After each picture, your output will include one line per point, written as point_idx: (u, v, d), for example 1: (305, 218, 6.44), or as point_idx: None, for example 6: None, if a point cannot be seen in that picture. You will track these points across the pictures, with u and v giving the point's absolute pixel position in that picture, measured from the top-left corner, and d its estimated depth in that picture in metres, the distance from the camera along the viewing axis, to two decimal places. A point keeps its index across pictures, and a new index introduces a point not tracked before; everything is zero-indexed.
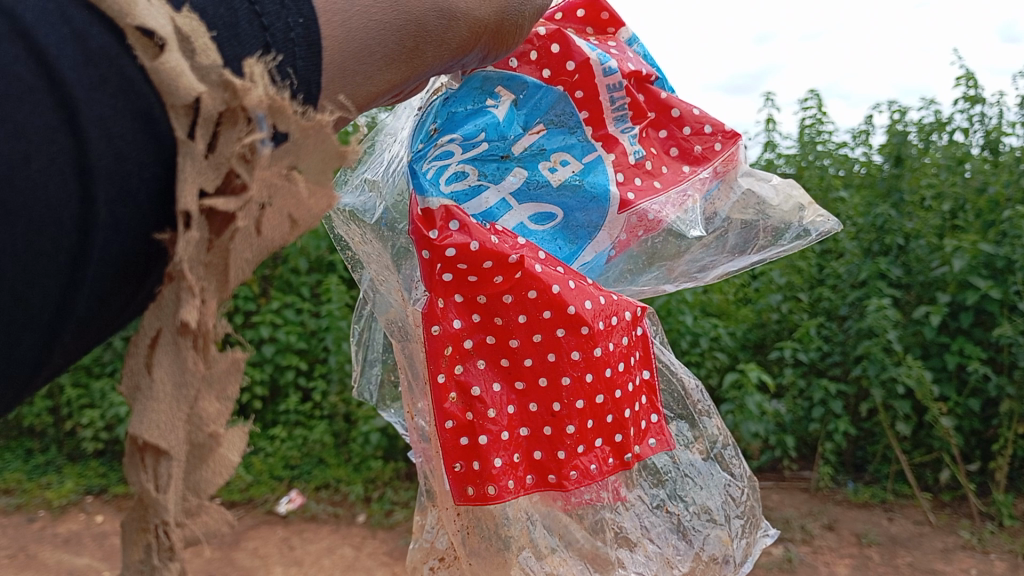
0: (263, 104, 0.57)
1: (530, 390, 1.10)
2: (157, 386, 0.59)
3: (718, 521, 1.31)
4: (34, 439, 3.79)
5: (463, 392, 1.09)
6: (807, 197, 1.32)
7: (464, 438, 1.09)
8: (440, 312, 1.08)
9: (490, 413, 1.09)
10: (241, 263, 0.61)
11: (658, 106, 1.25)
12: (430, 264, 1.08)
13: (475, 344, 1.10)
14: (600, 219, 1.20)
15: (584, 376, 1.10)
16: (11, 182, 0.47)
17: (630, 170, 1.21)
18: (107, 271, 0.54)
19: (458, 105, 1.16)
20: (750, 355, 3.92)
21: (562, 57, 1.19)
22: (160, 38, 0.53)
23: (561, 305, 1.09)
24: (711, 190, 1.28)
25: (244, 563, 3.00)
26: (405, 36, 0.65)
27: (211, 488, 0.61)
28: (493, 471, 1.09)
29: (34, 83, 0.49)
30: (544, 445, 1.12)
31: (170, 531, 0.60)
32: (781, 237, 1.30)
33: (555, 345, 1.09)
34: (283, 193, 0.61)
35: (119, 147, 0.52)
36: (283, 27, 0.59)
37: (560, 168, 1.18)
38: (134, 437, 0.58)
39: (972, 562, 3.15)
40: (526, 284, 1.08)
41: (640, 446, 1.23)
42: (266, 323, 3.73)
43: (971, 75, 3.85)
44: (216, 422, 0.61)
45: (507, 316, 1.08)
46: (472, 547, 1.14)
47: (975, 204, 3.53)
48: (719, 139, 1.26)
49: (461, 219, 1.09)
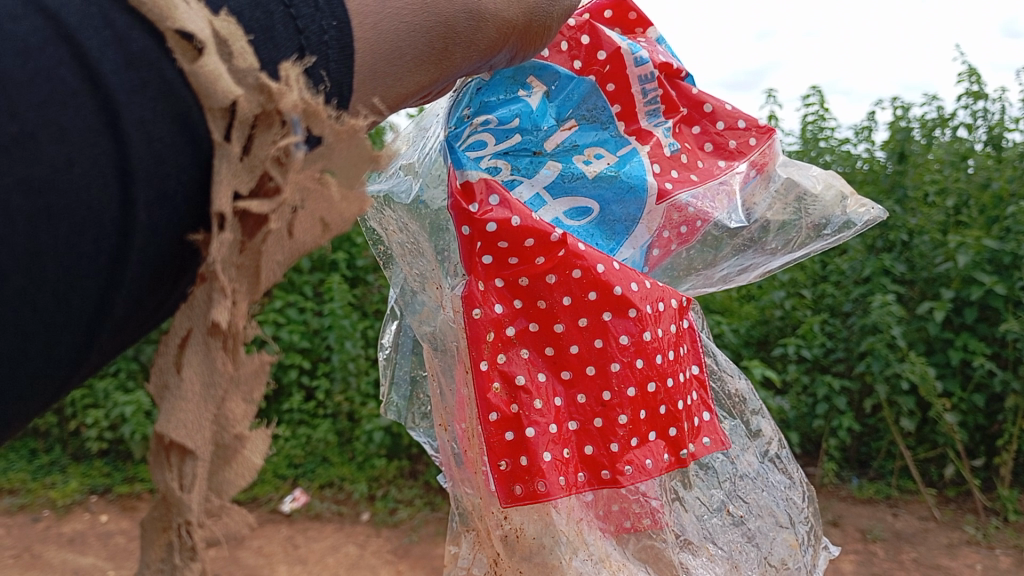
0: (298, 107, 0.57)
1: (577, 379, 1.10)
2: (186, 385, 0.58)
3: (782, 526, 1.31)
4: (39, 440, 3.79)
5: (507, 382, 1.08)
6: (847, 187, 1.31)
7: (510, 433, 1.08)
8: (480, 295, 1.09)
9: (536, 404, 1.08)
10: (272, 264, 0.61)
11: (691, 102, 1.25)
12: (470, 240, 1.10)
13: (518, 331, 1.10)
14: (637, 212, 1.18)
15: (634, 362, 1.10)
16: (54, 184, 0.48)
17: (666, 162, 1.21)
18: (144, 271, 0.54)
19: (491, 94, 1.15)
20: (753, 352, 3.95)
21: (593, 48, 1.21)
22: (199, 41, 0.53)
23: (606, 287, 1.09)
24: (749, 184, 1.28)
25: (249, 561, 2.99)
26: (435, 37, 0.64)
27: (234, 489, 0.61)
28: (542, 467, 1.08)
29: (77, 86, 0.49)
30: (595, 439, 1.11)
31: (192, 531, 0.60)
32: (822, 231, 1.28)
33: (602, 329, 1.09)
34: (316, 196, 0.61)
35: (158, 150, 0.52)
36: (318, 29, 0.59)
37: (594, 161, 1.18)
38: (160, 435, 0.58)
39: (976, 557, 3.15)
40: (570, 263, 1.08)
41: (695, 444, 1.23)
42: (269, 322, 3.75)
43: (974, 71, 3.85)
44: (241, 424, 0.61)
45: (551, 299, 1.08)
46: (523, 552, 1.10)
47: (979, 200, 3.54)
48: (754, 134, 1.26)
49: (502, 195, 1.11)
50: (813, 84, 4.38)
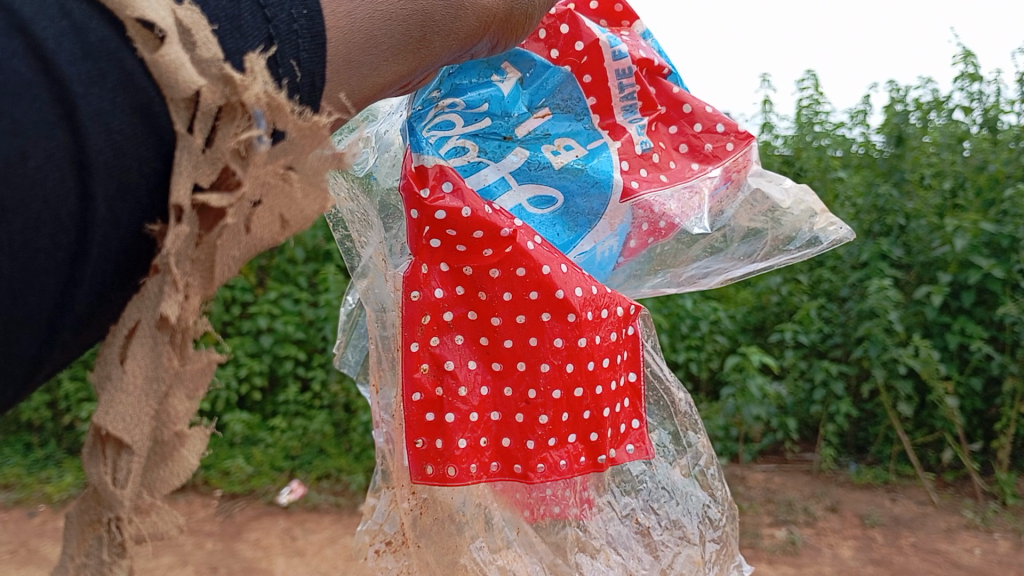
0: (261, 101, 0.54)
1: (507, 373, 1.07)
2: (128, 378, 0.55)
3: (689, 541, 1.26)
4: (33, 434, 3.75)
5: (436, 365, 1.06)
6: (820, 203, 1.26)
7: (431, 414, 1.06)
8: (422, 278, 1.06)
9: (461, 391, 1.06)
10: (227, 259, 0.57)
11: (669, 100, 1.21)
12: (418, 224, 1.06)
13: (455, 317, 1.06)
14: (602, 207, 1.16)
15: (564, 366, 1.06)
16: (6, 177, 0.44)
17: (636, 160, 1.18)
18: (106, 265, 0.52)
19: (464, 77, 1.11)
20: (751, 338, 4.04)
21: (572, 38, 1.17)
22: (160, 30, 0.51)
23: (549, 288, 1.06)
24: (719, 191, 1.24)
25: (246, 554, 2.96)
26: (411, 26, 0.61)
27: (165, 488, 0.58)
28: (456, 452, 1.06)
29: (32, 79, 0.46)
30: (514, 433, 1.08)
31: (123, 526, 0.58)
32: (789, 245, 1.23)
33: (539, 329, 1.06)
34: (277, 192, 0.58)
35: (118, 142, 0.49)
36: (287, 18, 0.56)
37: (563, 152, 1.16)
38: (97, 427, 0.55)
39: (975, 542, 3.11)
40: (515, 260, 1.05)
41: (617, 450, 1.17)
42: (264, 313, 3.74)
43: (970, 53, 3.81)
44: (183, 421, 0.58)
45: (491, 292, 1.05)
46: (423, 530, 1.11)
47: (976, 182, 3.49)
48: (732, 139, 1.21)
49: (455, 182, 1.07)
50: (807, 69, 4.34)
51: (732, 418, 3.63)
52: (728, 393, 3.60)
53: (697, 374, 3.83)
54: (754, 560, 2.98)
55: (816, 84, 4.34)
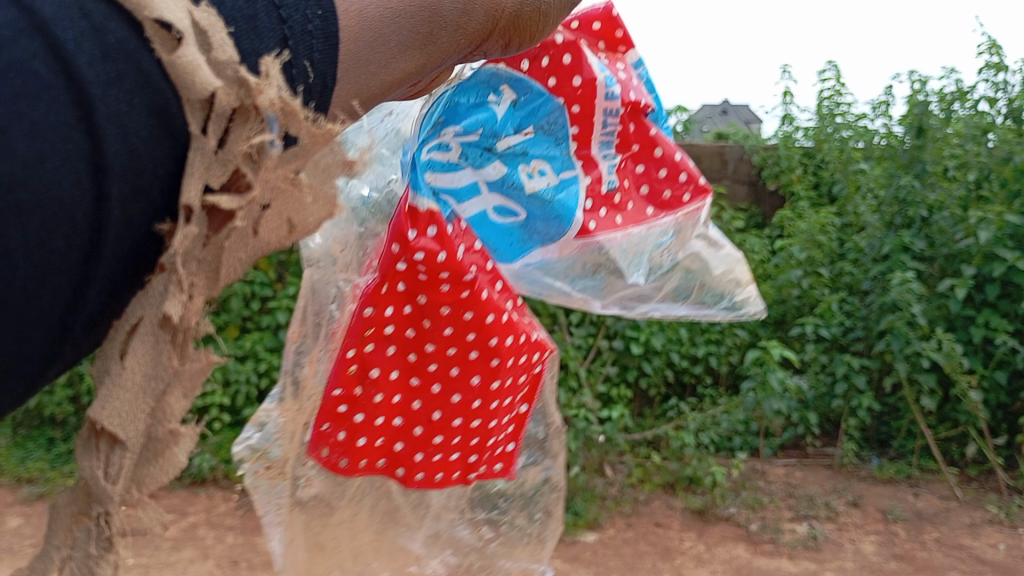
0: (275, 106, 0.52)
1: (421, 392, 1.01)
2: (126, 375, 0.54)
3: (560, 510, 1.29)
4: (55, 429, 3.76)
5: (361, 369, 0.98)
6: (745, 273, 1.27)
7: (342, 409, 0.99)
8: (378, 291, 0.99)
9: (375, 398, 0.99)
10: (234, 261, 0.56)
11: (643, 140, 1.18)
12: (392, 257, 0.99)
13: (395, 331, 1.00)
14: (557, 236, 1.11)
15: (475, 403, 1.02)
16: (23, 180, 0.43)
17: (599, 199, 1.14)
18: (118, 267, 0.50)
19: (463, 96, 1.04)
20: (771, 332, 3.93)
21: (571, 70, 1.09)
22: (177, 31, 0.49)
23: (489, 332, 1.01)
24: (665, 241, 1.20)
25: (266, 548, 2.95)
26: (419, 21, 0.59)
27: (156, 484, 0.56)
28: (351, 449, 1.01)
29: (51, 80, 0.45)
30: (407, 448, 1.02)
31: (110, 518, 0.57)
32: (712, 305, 1.23)
33: (469, 363, 1.01)
34: (286, 197, 0.56)
35: (134, 144, 0.48)
36: (301, 19, 0.54)
37: (536, 176, 1.08)
38: (93, 422, 0.54)
39: (1000, 537, 3.06)
40: (469, 304, 1.00)
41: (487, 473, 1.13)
42: (283, 309, 3.73)
43: (995, 43, 3.74)
44: (176, 419, 0.56)
45: (437, 321, 0.99)
46: None
47: (1000, 174, 3.40)
48: (689, 191, 1.20)
49: (441, 227, 1.00)
50: (829, 61, 4.30)
51: (752, 412, 3.58)
52: (747, 387, 3.52)
53: (717, 368, 3.79)
54: (775, 555, 2.95)
55: (837, 75, 4.29)
